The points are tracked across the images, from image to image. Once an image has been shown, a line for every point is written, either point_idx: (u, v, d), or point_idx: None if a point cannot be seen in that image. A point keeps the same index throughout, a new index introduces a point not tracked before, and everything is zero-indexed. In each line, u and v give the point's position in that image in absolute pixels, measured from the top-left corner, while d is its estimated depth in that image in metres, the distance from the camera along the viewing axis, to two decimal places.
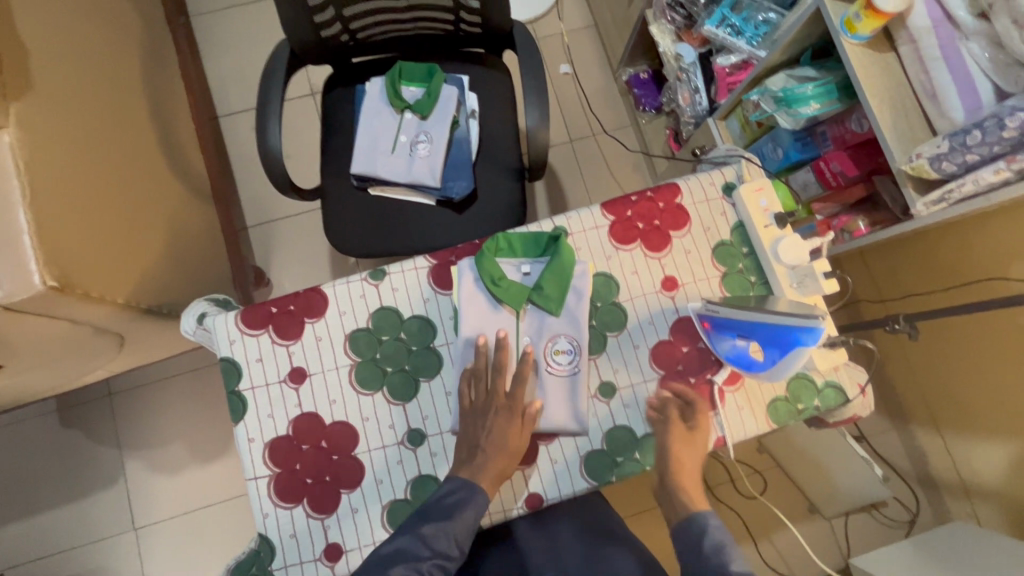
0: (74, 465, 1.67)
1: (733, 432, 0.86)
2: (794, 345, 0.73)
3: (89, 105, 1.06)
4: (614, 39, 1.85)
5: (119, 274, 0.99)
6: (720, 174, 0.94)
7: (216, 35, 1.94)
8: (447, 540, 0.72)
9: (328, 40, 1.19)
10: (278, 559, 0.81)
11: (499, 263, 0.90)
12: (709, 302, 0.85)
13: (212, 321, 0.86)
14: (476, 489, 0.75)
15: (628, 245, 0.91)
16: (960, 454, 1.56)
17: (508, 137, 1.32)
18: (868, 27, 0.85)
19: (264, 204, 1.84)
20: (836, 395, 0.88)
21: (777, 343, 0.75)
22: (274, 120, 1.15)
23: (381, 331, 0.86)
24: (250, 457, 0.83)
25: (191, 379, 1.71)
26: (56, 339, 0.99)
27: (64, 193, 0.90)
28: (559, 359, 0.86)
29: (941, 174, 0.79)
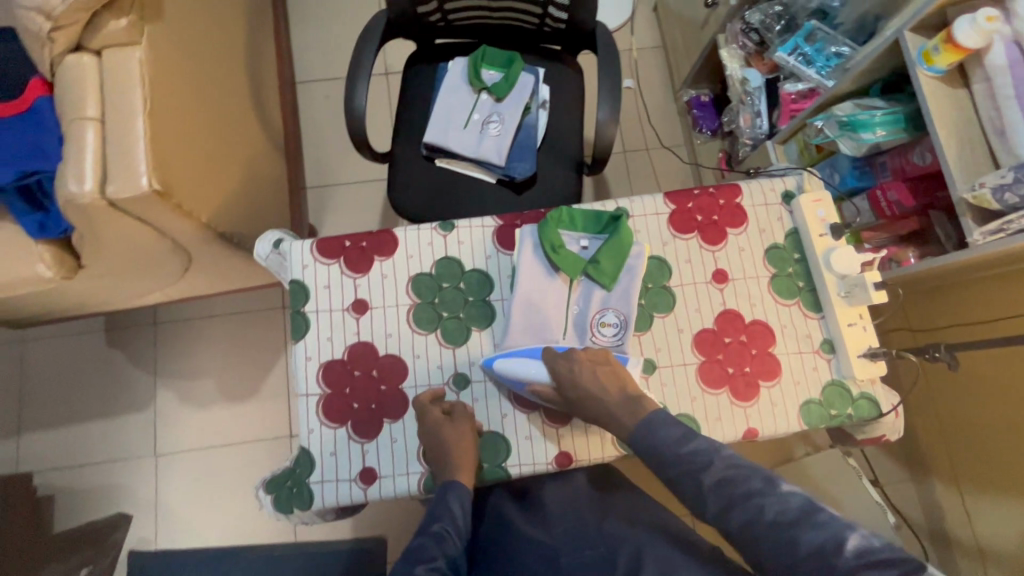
0: (110, 385, 1.75)
1: (765, 427, 0.89)
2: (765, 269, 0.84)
3: (202, 42, 1.15)
4: (681, 60, 1.91)
5: (207, 197, 1.07)
6: (781, 182, 0.98)
7: (306, 8, 2.07)
8: (449, 534, 0.76)
9: (423, 17, 1.27)
10: (316, 474, 0.85)
11: (560, 234, 0.93)
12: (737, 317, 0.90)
13: (289, 246, 0.93)
14: (453, 483, 0.80)
15: (685, 234, 0.95)
16: (977, 513, 1.54)
17: (574, 130, 1.38)
18: (946, 60, 0.89)
19: (326, 169, 1.93)
20: (870, 407, 0.89)
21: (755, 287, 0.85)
22: (362, 81, 1.23)
23: (443, 278, 0.91)
24: (305, 375, 0.88)
25: (233, 322, 1.79)
26: (139, 248, 1.07)
27: (175, 114, 0.98)
28: (605, 331, 0.89)
29: (1002, 205, 0.83)
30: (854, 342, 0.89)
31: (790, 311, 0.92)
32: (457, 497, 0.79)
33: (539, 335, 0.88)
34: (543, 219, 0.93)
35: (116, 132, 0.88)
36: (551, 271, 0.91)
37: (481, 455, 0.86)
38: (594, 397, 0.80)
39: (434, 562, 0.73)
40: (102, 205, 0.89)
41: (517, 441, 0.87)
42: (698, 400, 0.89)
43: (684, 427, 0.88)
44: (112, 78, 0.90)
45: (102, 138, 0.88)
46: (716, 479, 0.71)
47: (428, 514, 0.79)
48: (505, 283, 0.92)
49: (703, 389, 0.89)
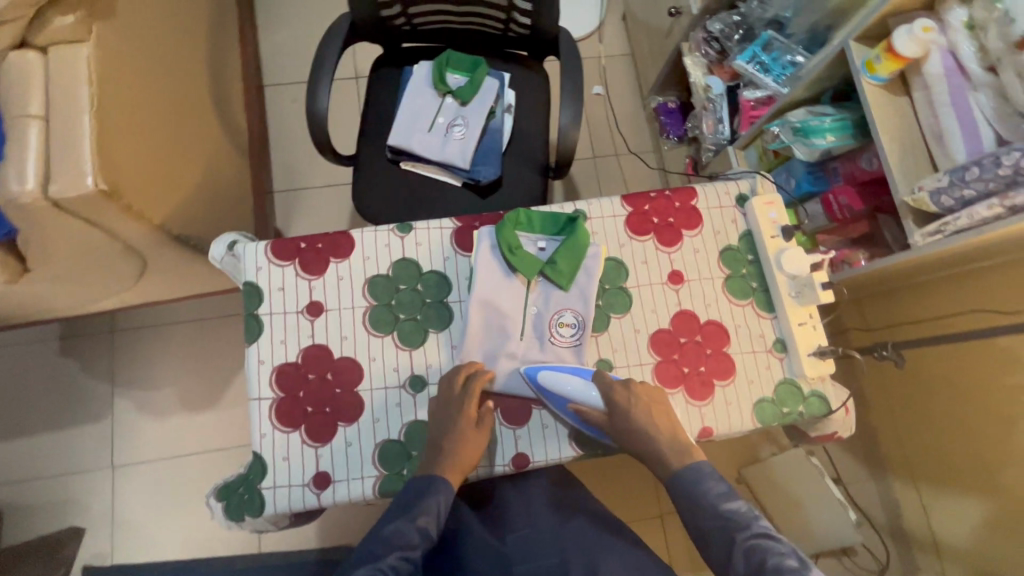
0: (64, 395, 1.69)
1: (719, 426, 0.90)
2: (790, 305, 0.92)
3: (158, 42, 1.13)
4: (648, 67, 1.95)
5: (160, 198, 1.04)
6: (735, 185, 1.00)
7: (275, 11, 2.05)
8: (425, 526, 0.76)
9: (387, 20, 1.27)
10: (268, 479, 0.83)
11: (518, 235, 0.93)
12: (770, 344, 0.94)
13: (243, 247, 0.91)
14: (441, 479, 0.79)
15: (642, 236, 0.96)
16: (934, 509, 1.59)
17: (539, 135, 1.39)
18: (887, 69, 0.93)
19: (293, 172, 1.91)
20: (820, 405, 0.91)
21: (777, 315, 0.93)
22: (324, 82, 1.22)
23: (400, 280, 0.91)
24: (257, 378, 0.86)
25: (195, 328, 1.75)
26: (88, 250, 1.04)
27: (125, 112, 0.96)
28: (563, 332, 0.90)
29: (940, 208, 0.86)
30: (804, 341, 0.91)
31: (743, 310, 0.94)
32: (439, 495, 0.78)
33: (497, 336, 0.89)
34: (502, 221, 0.93)
35: (61, 130, 0.86)
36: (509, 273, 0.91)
37: None
38: (643, 433, 0.80)
39: (409, 552, 0.75)
40: (45, 205, 0.86)
41: None
42: None
43: None
44: (58, 75, 0.88)
45: (45, 136, 0.86)
46: (745, 546, 0.71)
47: (408, 500, 0.79)
48: (464, 284, 0.92)
49: (659, 389, 0.90)
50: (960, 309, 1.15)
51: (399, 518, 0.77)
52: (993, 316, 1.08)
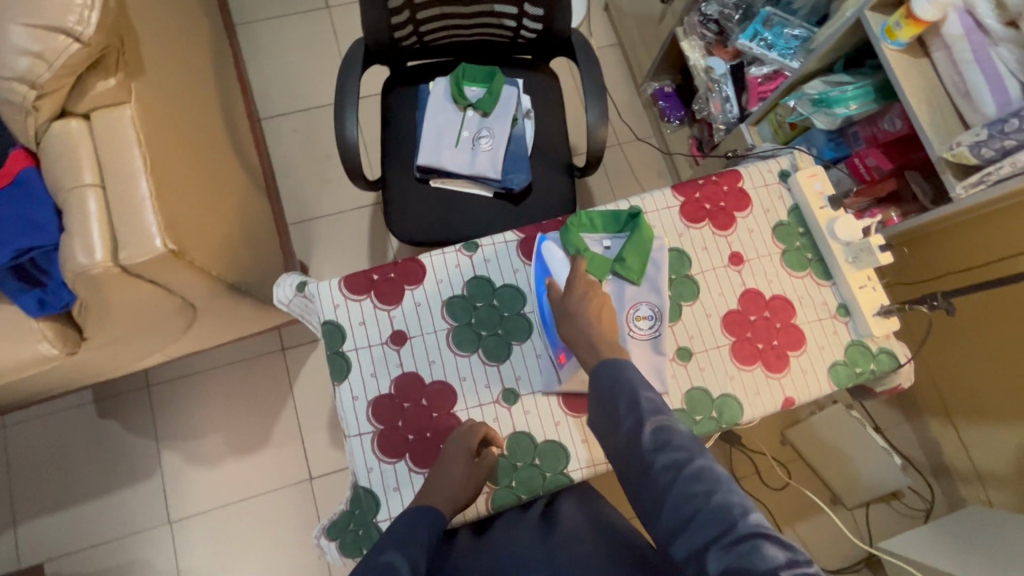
0: (108, 457, 1.66)
1: (800, 394, 0.94)
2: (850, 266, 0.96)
3: (180, 91, 1.12)
4: (640, 55, 1.98)
5: (213, 249, 1.04)
6: (776, 163, 1.04)
7: (260, 42, 2.03)
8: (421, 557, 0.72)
9: (400, 41, 1.29)
10: (383, 511, 0.84)
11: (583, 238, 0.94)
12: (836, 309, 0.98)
13: (316, 287, 0.91)
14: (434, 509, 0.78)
15: (697, 223, 0.99)
16: (973, 442, 1.67)
17: (560, 136, 1.41)
18: (907, 34, 0.97)
19: (305, 202, 1.90)
20: (889, 359, 0.96)
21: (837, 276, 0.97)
22: (350, 111, 1.22)
23: (476, 298, 0.92)
24: (354, 415, 0.87)
25: (231, 372, 1.73)
26: (148, 311, 1.03)
27: (172, 168, 0.95)
28: (641, 325, 0.92)
29: (980, 160, 0.90)
30: (867, 303, 0.95)
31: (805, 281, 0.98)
32: (432, 525, 0.76)
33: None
34: (565, 225, 0.94)
35: (120, 195, 0.85)
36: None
37: (544, 465, 0.87)
38: None
39: None
40: (115, 272, 0.85)
41: (575, 446, 0.88)
42: (736, 378, 0.93)
43: (728, 408, 0.92)
44: (106, 140, 0.87)
45: (106, 204, 0.85)
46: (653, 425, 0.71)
47: (401, 533, 0.74)
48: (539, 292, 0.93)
49: (739, 366, 0.94)
50: (1004, 252, 1.20)
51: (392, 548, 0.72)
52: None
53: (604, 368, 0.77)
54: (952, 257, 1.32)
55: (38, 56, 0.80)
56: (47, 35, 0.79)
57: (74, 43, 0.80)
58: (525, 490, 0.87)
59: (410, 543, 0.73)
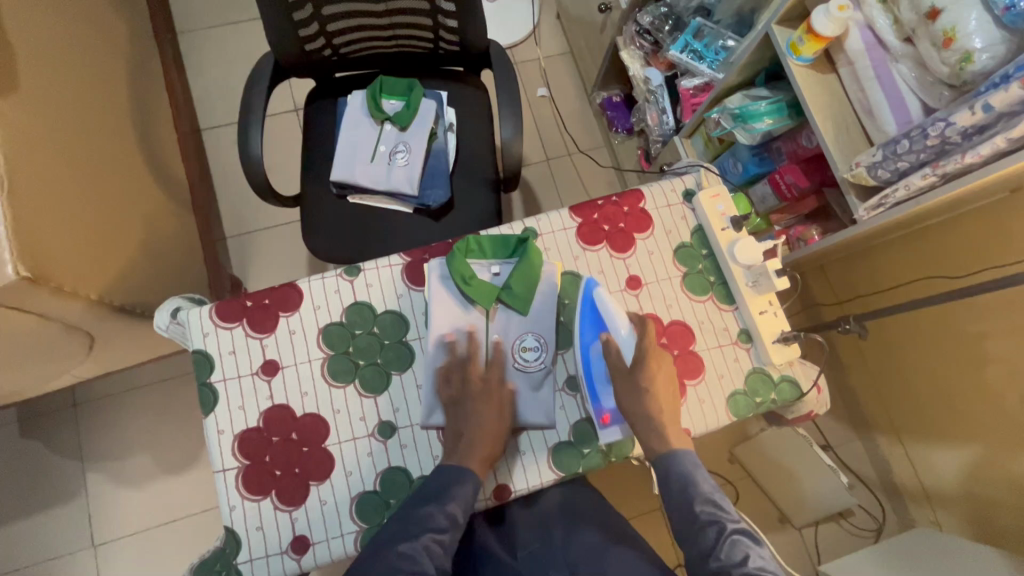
0: (30, 479, 1.61)
1: (695, 425, 0.90)
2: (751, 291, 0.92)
3: (70, 106, 1.08)
4: (588, 64, 1.95)
5: (93, 272, 0.99)
6: (680, 182, 1.00)
7: (201, 51, 1.99)
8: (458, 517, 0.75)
9: (312, 53, 1.25)
10: (244, 553, 0.80)
11: (470, 263, 0.91)
12: (738, 336, 0.93)
13: (186, 314, 0.87)
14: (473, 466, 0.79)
15: (594, 246, 0.95)
16: (921, 462, 1.62)
17: (484, 150, 1.37)
18: (811, 49, 0.94)
19: (243, 214, 1.86)
20: (791, 389, 0.92)
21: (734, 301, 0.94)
22: (255, 126, 1.18)
23: (355, 325, 0.88)
24: (219, 450, 0.83)
25: (161, 389, 1.68)
26: (25, 337, 0.98)
27: (41, 189, 0.91)
28: (527, 356, 0.88)
29: (878, 181, 0.87)
30: (767, 329, 0.91)
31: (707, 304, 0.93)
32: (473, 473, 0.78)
33: None
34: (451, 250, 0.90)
35: None
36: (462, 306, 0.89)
37: None
38: None
39: (440, 536, 0.74)
40: None
41: None
42: None
43: (618, 439, 0.88)
44: None
45: None
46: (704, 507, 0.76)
47: (438, 486, 0.78)
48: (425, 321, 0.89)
49: None
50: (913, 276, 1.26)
51: (431, 501, 0.76)
52: (949, 279, 1.18)
53: (670, 459, 0.79)
54: (872, 278, 1.38)
55: None
56: None
57: None
58: None
59: (447, 504, 0.76)
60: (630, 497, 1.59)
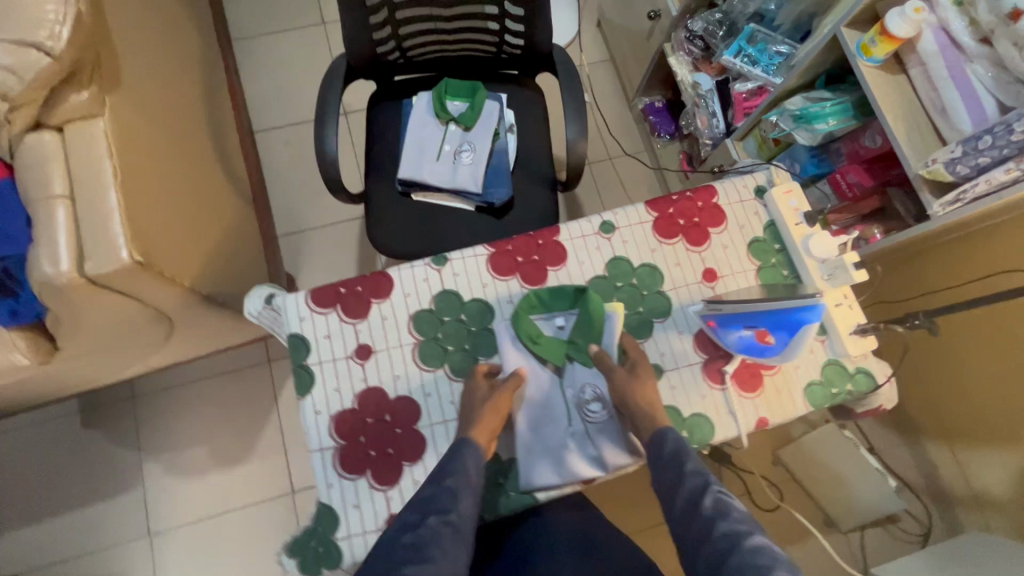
0: (90, 468, 1.65)
1: (774, 414, 0.92)
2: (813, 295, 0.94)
3: (161, 105, 1.13)
4: (631, 70, 1.99)
5: (186, 261, 1.04)
6: (752, 178, 1.02)
7: (256, 57, 2.06)
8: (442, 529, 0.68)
9: (383, 56, 1.30)
10: (342, 529, 0.83)
11: (534, 319, 0.93)
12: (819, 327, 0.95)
13: (283, 300, 0.91)
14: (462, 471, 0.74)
15: (671, 239, 0.98)
16: (971, 466, 1.62)
17: (542, 150, 1.41)
18: (883, 51, 0.97)
19: (295, 214, 1.91)
20: (866, 380, 0.94)
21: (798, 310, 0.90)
22: (331, 123, 1.23)
23: (443, 313, 0.91)
24: (316, 430, 0.86)
25: (216, 383, 1.73)
26: (119, 322, 1.02)
27: (144, 179, 0.95)
28: (592, 410, 0.88)
29: (956, 177, 0.89)
30: (843, 321, 0.92)
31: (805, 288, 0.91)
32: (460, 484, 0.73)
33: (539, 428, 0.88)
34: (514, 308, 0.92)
35: (88, 207, 0.85)
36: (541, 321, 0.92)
37: (507, 484, 0.87)
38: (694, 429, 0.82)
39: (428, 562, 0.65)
40: (81, 283, 0.85)
41: None
42: (708, 398, 0.91)
43: (700, 426, 0.90)
44: (76, 152, 0.87)
45: (73, 214, 0.85)
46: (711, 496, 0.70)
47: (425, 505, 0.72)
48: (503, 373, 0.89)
49: (709, 386, 0.92)
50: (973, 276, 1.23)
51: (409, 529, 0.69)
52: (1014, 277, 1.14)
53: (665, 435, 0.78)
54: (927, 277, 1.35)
55: (7, 69, 0.80)
56: (16, 49, 0.80)
57: (45, 57, 0.80)
58: (489, 510, 0.86)
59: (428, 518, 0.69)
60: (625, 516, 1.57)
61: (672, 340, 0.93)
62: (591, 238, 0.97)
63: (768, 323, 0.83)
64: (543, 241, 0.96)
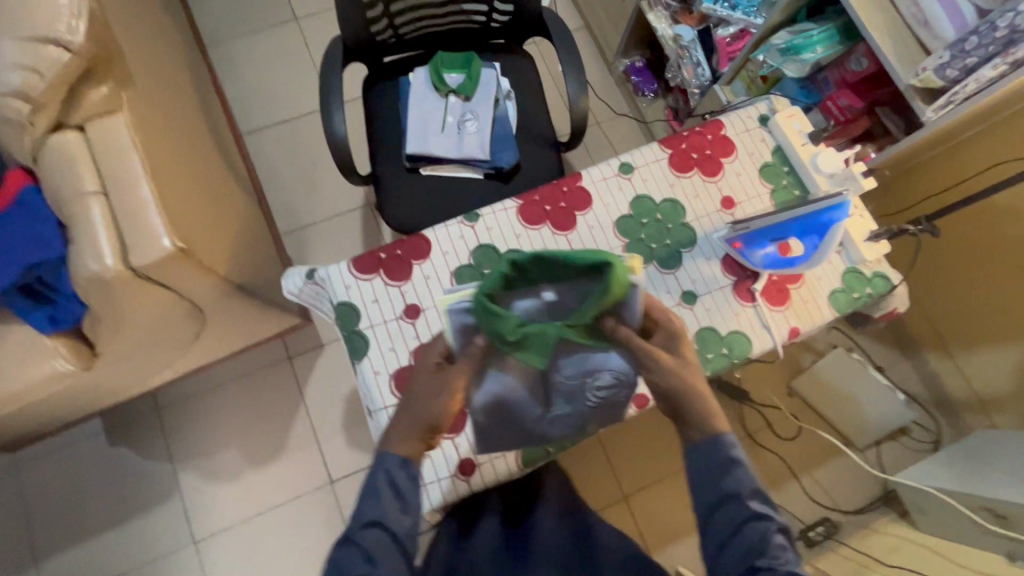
0: (124, 485, 1.64)
1: (804, 323, 0.97)
2: (828, 226, 0.91)
3: (167, 102, 1.13)
4: (607, 33, 2.03)
5: (218, 250, 1.05)
6: (754, 108, 1.07)
7: (232, 59, 2.04)
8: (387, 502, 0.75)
9: (376, 36, 1.32)
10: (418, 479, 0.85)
11: (510, 301, 0.71)
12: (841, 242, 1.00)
13: (326, 271, 0.93)
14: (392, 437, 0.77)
15: (687, 173, 1.03)
16: (972, 369, 1.72)
17: (540, 113, 1.44)
18: None
19: (295, 211, 1.92)
20: (884, 282, 1.00)
21: (815, 229, 0.92)
22: (337, 105, 1.24)
23: (483, 265, 0.94)
24: (378, 390, 0.89)
25: (239, 385, 1.73)
26: (157, 319, 1.02)
27: (170, 171, 0.96)
28: (602, 382, 0.77)
29: (946, 81, 0.95)
30: (857, 229, 0.99)
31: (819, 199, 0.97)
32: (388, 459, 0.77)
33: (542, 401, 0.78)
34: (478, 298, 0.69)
35: (123, 200, 0.86)
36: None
37: None
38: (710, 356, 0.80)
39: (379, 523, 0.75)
40: (127, 276, 0.86)
41: None
42: (742, 315, 0.96)
43: (738, 342, 0.95)
44: (101, 148, 0.88)
45: (110, 209, 0.86)
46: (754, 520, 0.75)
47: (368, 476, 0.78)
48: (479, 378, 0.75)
49: (741, 304, 0.97)
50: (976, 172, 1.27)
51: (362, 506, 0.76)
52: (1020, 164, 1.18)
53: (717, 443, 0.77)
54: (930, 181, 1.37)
55: (31, 68, 0.80)
56: (37, 46, 0.80)
57: (66, 53, 0.80)
58: (553, 443, 0.89)
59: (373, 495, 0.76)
60: (595, 489, 1.59)
61: (701, 265, 0.98)
62: (613, 179, 1.01)
63: (797, 231, 0.92)
64: (568, 188, 1.00)
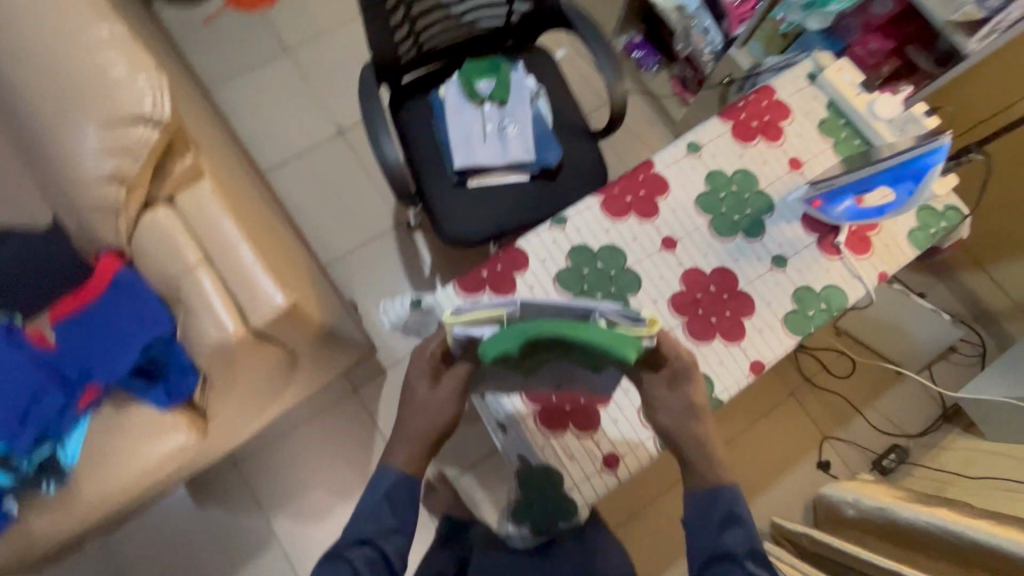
0: (219, 542, 1.65)
1: (891, 266, 1.01)
2: (924, 170, 0.91)
3: (224, 159, 1.13)
4: (602, 14, 2.04)
5: (309, 297, 1.06)
6: (801, 68, 1.10)
7: (234, 102, 2.02)
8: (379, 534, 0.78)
9: (404, 57, 1.35)
10: (568, 481, 0.89)
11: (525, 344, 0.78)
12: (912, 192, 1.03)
13: (434, 298, 0.95)
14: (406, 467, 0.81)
15: (752, 142, 1.05)
16: None
17: (571, 106, 1.46)
18: None
19: (328, 243, 1.92)
20: (956, 215, 1.04)
21: (910, 175, 0.93)
22: (384, 132, 1.26)
23: (581, 266, 0.97)
24: (511, 403, 0.91)
25: (311, 424, 1.74)
26: (264, 376, 1.03)
27: (257, 228, 0.96)
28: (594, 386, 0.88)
29: (986, 12, 0.99)
30: None
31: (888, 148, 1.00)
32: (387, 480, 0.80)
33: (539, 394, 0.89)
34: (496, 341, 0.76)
35: (228, 265, 0.87)
36: (667, 247, 0.99)
37: None
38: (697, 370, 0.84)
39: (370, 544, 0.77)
40: (248, 338, 0.87)
41: (716, 374, 0.94)
42: (831, 269, 1.00)
43: (834, 295, 0.99)
44: (194, 217, 0.89)
45: (218, 276, 0.87)
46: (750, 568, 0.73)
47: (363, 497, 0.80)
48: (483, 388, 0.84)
49: (828, 258, 1.00)
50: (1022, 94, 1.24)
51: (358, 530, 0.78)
52: None
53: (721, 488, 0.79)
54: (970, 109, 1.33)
55: (125, 152, 0.82)
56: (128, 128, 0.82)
57: (153, 130, 0.83)
58: None
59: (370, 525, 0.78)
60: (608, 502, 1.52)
61: (784, 228, 1.01)
62: (684, 160, 1.04)
63: (889, 179, 0.94)
64: (644, 176, 1.02)
